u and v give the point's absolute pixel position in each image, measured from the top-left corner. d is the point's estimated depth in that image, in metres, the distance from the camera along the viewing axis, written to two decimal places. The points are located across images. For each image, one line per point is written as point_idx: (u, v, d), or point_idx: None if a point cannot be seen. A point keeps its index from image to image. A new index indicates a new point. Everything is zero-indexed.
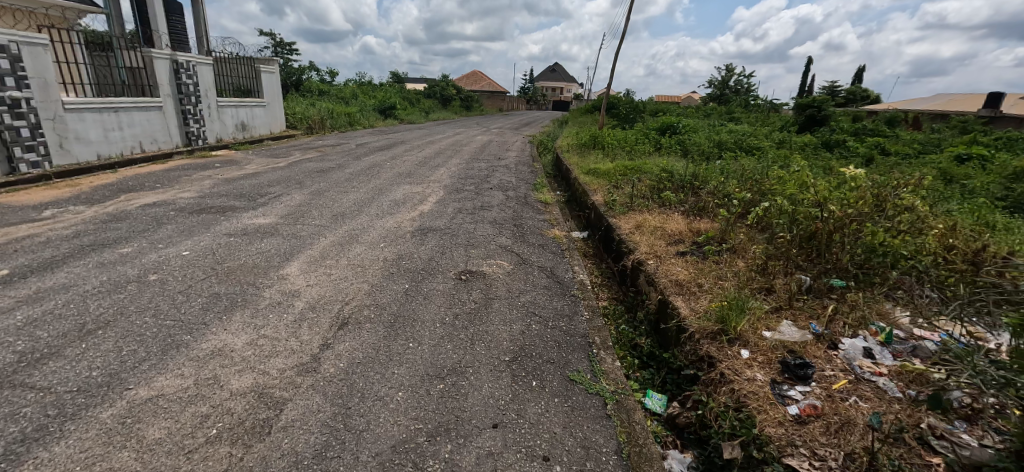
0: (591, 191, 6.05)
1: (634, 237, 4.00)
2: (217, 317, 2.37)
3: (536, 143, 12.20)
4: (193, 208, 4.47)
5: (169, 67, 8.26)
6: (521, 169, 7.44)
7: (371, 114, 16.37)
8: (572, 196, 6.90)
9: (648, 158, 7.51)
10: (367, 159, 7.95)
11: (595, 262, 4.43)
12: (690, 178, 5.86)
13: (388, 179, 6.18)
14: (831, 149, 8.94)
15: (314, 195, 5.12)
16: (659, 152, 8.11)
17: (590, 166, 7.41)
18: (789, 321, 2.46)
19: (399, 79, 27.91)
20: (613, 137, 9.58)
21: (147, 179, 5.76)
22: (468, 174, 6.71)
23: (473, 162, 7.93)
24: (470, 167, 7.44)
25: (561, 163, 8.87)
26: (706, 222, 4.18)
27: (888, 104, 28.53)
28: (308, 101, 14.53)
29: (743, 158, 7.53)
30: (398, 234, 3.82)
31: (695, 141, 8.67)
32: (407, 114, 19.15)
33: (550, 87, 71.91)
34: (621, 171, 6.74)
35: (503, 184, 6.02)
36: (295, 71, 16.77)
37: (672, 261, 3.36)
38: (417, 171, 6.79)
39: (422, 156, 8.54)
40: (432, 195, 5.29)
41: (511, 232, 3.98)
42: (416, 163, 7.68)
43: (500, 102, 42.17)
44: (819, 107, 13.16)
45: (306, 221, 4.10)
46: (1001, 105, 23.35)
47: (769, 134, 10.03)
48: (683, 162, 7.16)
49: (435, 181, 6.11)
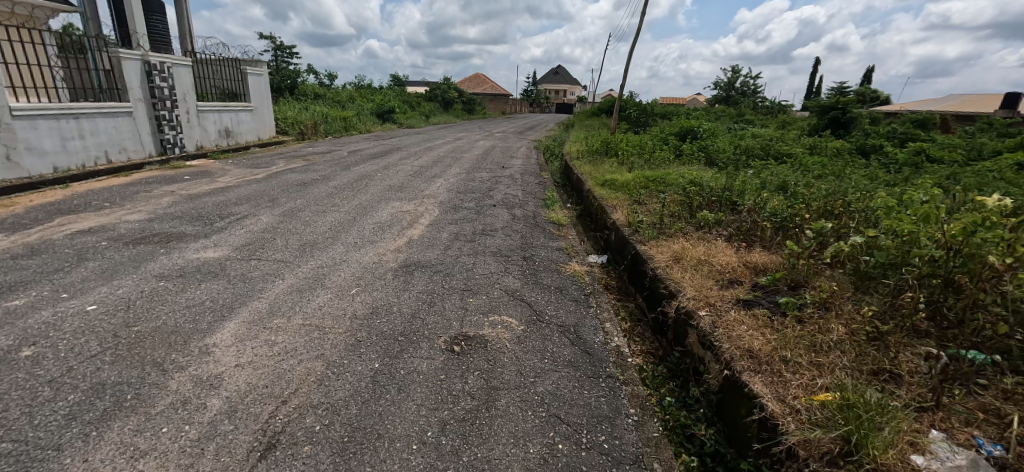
0: (609, 206, 5.24)
1: (675, 275, 3.18)
2: (80, 437, 1.57)
3: (542, 148, 11.40)
4: (134, 235, 3.70)
5: (141, 68, 7.51)
6: (528, 180, 6.64)
7: (368, 118, 15.63)
8: (586, 210, 6.08)
9: (670, 168, 6.68)
10: (356, 169, 7.16)
11: (622, 302, 3.62)
12: (726, 193, 5.04)
13: (376, 194, 5.38)
14: (869, 157, 8.09)
15: (285, 216, 4.34)
16: (681, 161, 7.29)
17: (605, 176, 6.59)
18: (943, 434, 1.65)
19: (399, 81, 27.25)
20: (628, 142, 8.75)
21: (98, 196, 5.00)
22: (468, 187, 5.90)
23: (474, 172, 7.13)
24: (470, 177, 6.64)
25: (571, 172, 8.06)
26: (761, 253, 3.37)
27: (902, 105, 27.69)
28: (301, 105, 13.78)
29: (777, 167, 6.70)
30: (376, 273, 3.03)
31: (718, 147, 7.85)
32: (407, 117, 18.42)
33: (553, 90, 71.31)
34: (642, 183, 5.91)
35: (508, 200, 5.22)
36: (288, 73, 16.02)
37: (735, 315, 2.54)
38: (410, 184, 5.99)
39: (418, 164, 7.76)
40: (425, 215, 4.49)
41: (520, 268, 3.16)
42: (410, 173, 6.89)
43: (502, 104, 41.41)
44: (844, 109, 12.29)
45: (265, 254, 3.31)
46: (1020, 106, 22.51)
47: (797, 139, 9.21)
48: (712, 173, 6.33)
49: (430, 196, 5.32)
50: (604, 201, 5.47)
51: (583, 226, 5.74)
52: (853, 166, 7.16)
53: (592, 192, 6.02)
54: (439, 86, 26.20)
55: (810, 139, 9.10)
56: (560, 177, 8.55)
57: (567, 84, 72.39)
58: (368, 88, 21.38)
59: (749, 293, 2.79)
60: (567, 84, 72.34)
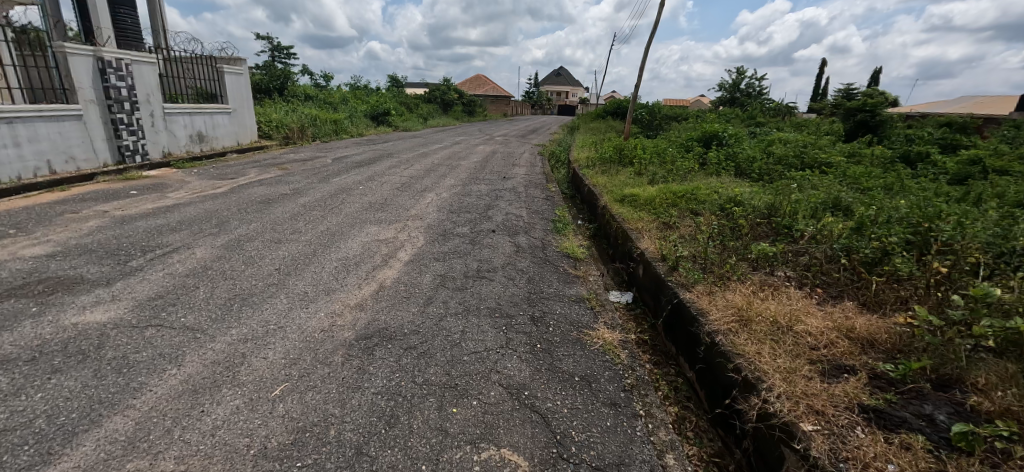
0: (634, 230, 4.31)
1: (747, 349, 2.24)
2: None
3: (546, 154, 10.47)
4: (15, 281, 2.80)
5: (93, 66, 6.59)
6: (533, 193, 5.72)
7: (362, 120, 14.74)
8: (603, 232, 5.17)
9: (698, 180, 5.75)
10: (335, 180, 6.24)
11: (664, 374, 2.68)
12: (779, 219, 4.11)
13: (351, 214, 4.46)
14: (917, 167, 7.19)
15: (227, 248, 3.42)
16: (708, 171, 6.36)
17: (623, 189, 5.67)
18: None
19: (396, 82, 26.38)
20: (642, 148, 7.82)
21: (9, 220, 4.09)
22: (463, 205, 4.97)
23: (470, 184, 6.20)
24: (466, 192, 5.71)
25: (581, 182, 7.12)
26: (861, 317, 2.44)
27: (914, 107, 26.77)
28: (288, 107, 12.89)
29: (822, 181, 5.78)
30: (320, 351, 2.09)
31: (748, 154, 6.92)
32: (403, 119, 17.53)
33: (555, 91, 70.48)
34: (668, 198, 4.98)
35: (510, 222, 4.30)
36: (276, 73, 15.14)
37: (872, 444, 1.60)
38: (394, 201, 5.07)
39: (408, 174, 6.84)
40: (405, 246, 3.56)
41: (527, 340, 2.22)
42: (397, 186, 5.96)
43: (504, 106, 40.56)
44: (873, 112, 11.38)
45: (172, 317, 2.38)
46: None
47: (831, 144, 8.27)
48: (749, 187, 5.40)
49: (416, 218, 4.39)
50: (625, 223, 4.53)
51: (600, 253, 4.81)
52: (905, 180, 6.25)
53: (609, 210, 5.08)
54: (438, 86, 25.31)
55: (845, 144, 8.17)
56: (569, 189, 7.62)
57: (569, 85, 71.57)
58: (363, 89, 20.48)
59: (875, 395, 1.85)
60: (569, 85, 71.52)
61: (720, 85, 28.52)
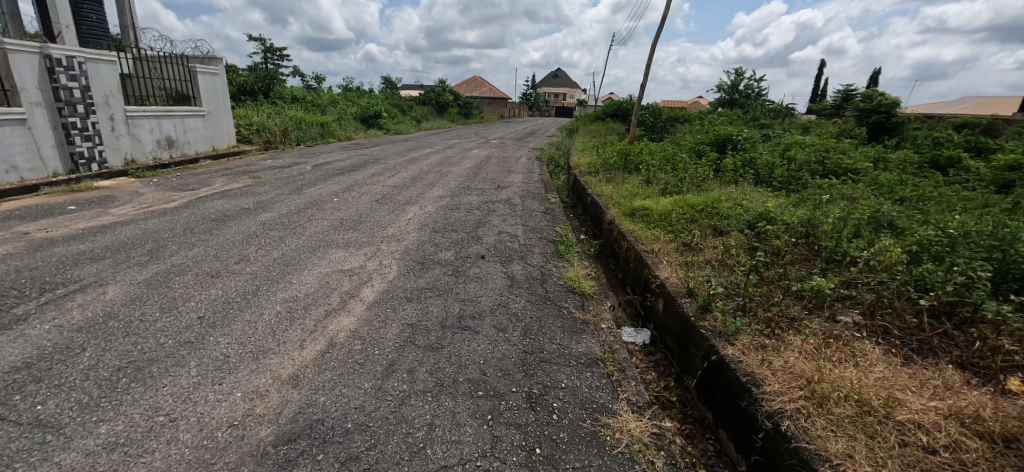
0: (650, 254, 3.65)
1: (834, 449, 1.58)
2: None
3: (545, 158, 9.82)
4: None
5: (39, 64, 5.89)
6: (530, 206, 5.06)
7: (351, 123, 14.08)
8: (612, 252, 4.52)
9: (716, 190, 5.11)
10: (309, 190, 5.55)
11: (706, 462, 2.01)
12: (824, 243, 3.46)
13: (316, 234, 3.79)
14: (952, 173, 6.60)
15: (149, 286, 2.74)
16: (725, 179, 5.73)
17: (632, 201, 5.02)
18: None
19: (391, 83, 25.75)
20: (650, 153, 7.17)
21: None
22: (449, 221, 4.30)
23: (460, 195, 5.53)
24: (454, 204, 5.04)
25: (583, 191, 6.46)
26: (982, 397, 1.78)
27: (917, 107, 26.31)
28: (272, 109, 12.22)
29: (856, 191, 5.16)
30: (216, 469, 1.42)
31: (768, 160, 6.28)
32: (395, 122, 16.87)
33: (552, 93, 69.91)
34: (687, 212, 4.33)
35: (504, 244, 3.63)
36: (262, 74, 14.45)
37: None
38: (371, 217, 4.39)
39: (392, 183, 6.17)
40: (373, 279, 2.89)
41: (522, 442, 1.55)
42: (378, 197, 5.29)
43: (501, 108, 39.93)
44: (888, 113, 10.88)
45: (24, 404, 1.70)
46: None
47: (854, 147, 7.64)
48: (776, 199, 4.77)
49: (393, 240, 3.71)
50: (639, 244, 3.87)
51: (609, 278, 4.15)
52: (944, 189, 5.66)
53: (618, 226, 4.42)
54: (433, 88, 24.67)
55: (867, 147, 7.57)
56: (570, 199, 6.97)
57: (567, 87, 71.13)
58: (354, 91, 19.80)
59: None
60: (567, 87, 71.08)
61: (719, 86, 28.02)
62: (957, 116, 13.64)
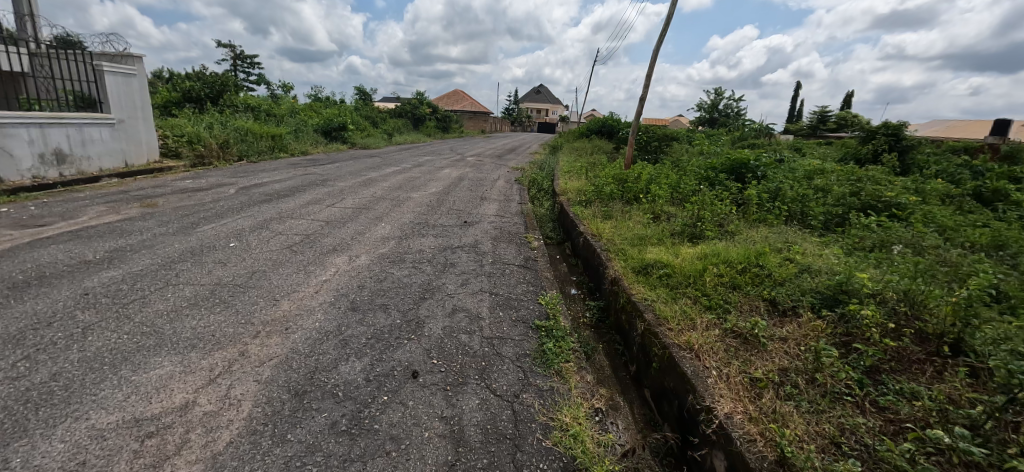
0: (687, 353, 2.33)
1: None
2: None
3: (526, 180, 8.52)
4: None
5: None
6: (505, 254, 3.71)
7: (311, 135, 12.59)
8: (618, 325, 3.20)
9: (748, 237, 3.89)
10: (205, 228, 4.09)
11: None
12: (956, 356, 2.24)
13: (155, 320, 2.34)
14: (1004, 205, 5.58)
15: None
16: (751, 219, 4.55)
17: (642, 249, 3.73)
18: None
19: (363, 92, 24.37)
20: (649, 177, 5.97)
21: None
22: (382, 285, 2.90)
23: (413, 234, 4.15)
24: (400, 250, 3.65)
25: (574, 226, 5.16)
26: None
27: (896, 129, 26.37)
28: (215, 118, 10.66)
29: (924, 236, 4.01)
30: None
31: (798, 191, 5.11)
32: (364, 135, 15.46)
33: (534, 109, 69.61)
34: (724, 271, 3.06)
35: (456, 340, 2.25)
36: (210, 80, 12.87)
37: None
38: (267, 277, 2.97)
39: (327, 214, 4.74)
40: (186, 451, 1.48)
41: None
42: (297, 237, 3.87)
43: (483, 123, 38.87)
44: (897, 135, 10.07)
45: None
46: (1016, 129, 21.27)
47: (885, 173, 6.56)
48: (832, 251, 3.57)
49: (277, 329, 2.30)
50: (664, 330, 2.56)
51: (615, 374, 2.82)
52: (1017, 232, 4.57)
53: (627, 290, 3.11)
54: (410, 100, 23.32)
55: (900, 175, 6.50)
56: (555, 236, 5.67)
57: (550, 102, 70.87)
58: (321, 101, 18.28)
59: None
60: (549, 102, 70.80)
61: (701, 105, 27.69)
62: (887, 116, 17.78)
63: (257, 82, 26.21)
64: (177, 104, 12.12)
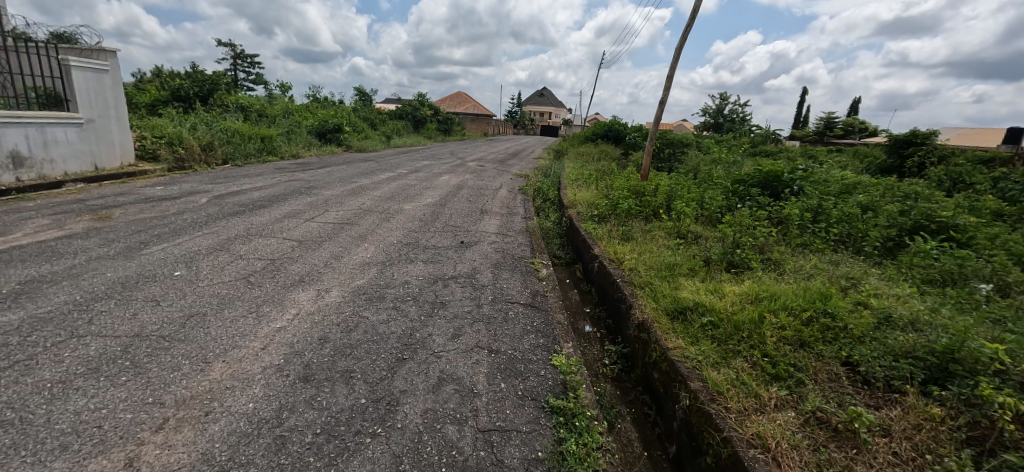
0: (760, 454, 1.69)
1: None
2: None
3: (529, 189, 7.88)
4: None
5: None
6: (507, 287, 3.07)
7: (304, 136, 11.99)
8: (649, 385, 2.54)
9: (799, 271, 3.24)
10: (154, 250, 3.46)
11: None
12: None
13: (28, 399, 1.71)
14: None
15: None
16: (794, 244, 3.90)
17: (673, 284, 3.08)
18: None
19: (362, 92, 23.80)
20: (669, 190, 5.33)
21: None
22: (349, 336, 2.26)
23: (399, 259, 3.51)
24: (381, 281, 3.01)
25: (586, 247, 4.52)
26: None
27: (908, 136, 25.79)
28: (202, 118, 10.09)
29: (1008, 269, 3.35)
30: None
31: (843, 210, 4.46)
32: (361, 136, 14.86)
33: (537, 112, 69.09)
34: (787, 323, 2.40)
35: (440, 435, 1.61)
36: (200, 79, 12.31)
37: None
38: (204, 324, 2.33)
39: (303, 232, 4.11)
40: None
41: None
42: (259, 264, 3.23)
43: (485, 126, 38.30)
44: (926, 145, 9.48)
45: None
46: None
47: (930, 187, 5.91)
48: (907, 291, 2.91)
49: (193, 416, 1.66)
50: (720, 410, 1.91)
51: (648, 456, 2.17)
52: None
53: (661, 343, 2.45)
54: (410, 101, 22.75)
55: (946, 190, 5.86)
56: (564, 256, 5.03)
57: (553, 105, 70.35)
58: (318, 101, 17.71)
59: None
60: (552, 105, 70.27)
61: (708, 110, 27.14)
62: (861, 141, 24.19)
63: (256, 81, 25.70)
64: (164, 103, 11.54)
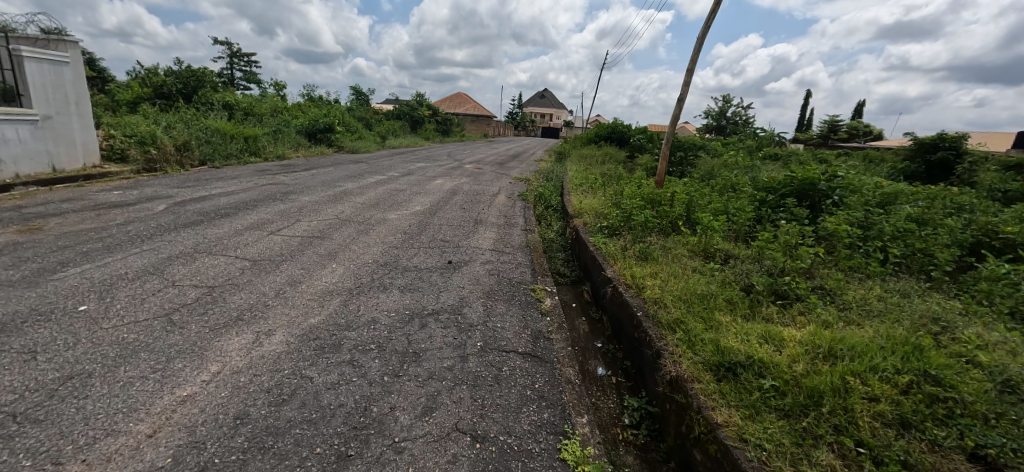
0: None
1: None
2: None
3: (531, 194, 7.24)
4: None
5: None
6: (501, 326, 2.42)
7: (292, 136, 11.36)
8: (688, 468, 1.89)
9: (865, 309, 2.61)
10: (70, 273, 2.83)
11: None
12: None
13: None
14: None
15: None
16: (846, 267, 3.26)
17: (711, 324, 2.44)
18: None
19: (359, 92, 23.20)
20: (688, 198, 4.70)
21: None
22: (278, 414, 1.62)
23: (370, 284, 2.87)
24: (341, 318, 2.37)
25: (595, 266, 3.88)
26: None
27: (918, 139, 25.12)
28: (183, 115, 9.48)
29: None
30: None
31: (896, 225, 3.82)
32: (354, 137, 14.24)
33: (538, 114, 68.50)
34: (878, 391, 1.76)
35: None
36: (184, 75, 11.70)
37: None
38: (81, 393, 1.69)
39: (262, 248, 3.47)
40: None
41: None
42: (192, 293, 2.59)
43: (485, 127, 37.70)
44: (956, 149, 8.80)
45: None
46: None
47: (980, 196, 5.25)
48: (1012, 336, 2.28)
49: None
50: None
51: None
52: None
53: (707, 414, 1.81)
54: (408, 101, 22.16)
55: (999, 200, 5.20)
56: (569, 275, 4.39)
57: (554, 106, 69.71)
58: (311, 100, 17.08)
59: None
60: (553, 106, 69.61)
61: (713, 112, 26.52)
62: (858, 145, 26.80)
63: (251, 79, 25.11)
64: (144, 100, 10.92)
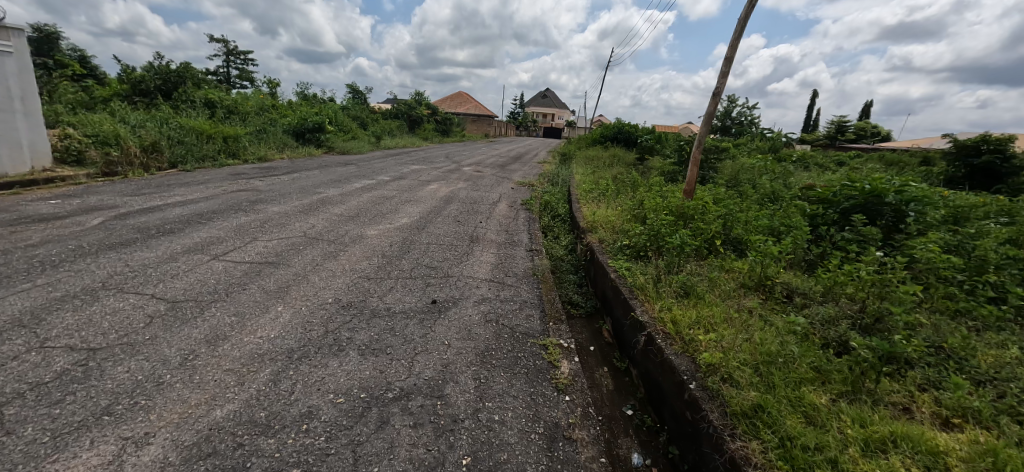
0: None
1: None
2: None
3: (535, 201, 6.46)
4: None
5: None
6: (499, 417, 1.64)
7: (279, 135, 10.59)
8: None
9: (1017, 389, 1.83)
10: None
11: None
12: None
13: None
14: None
15: None
16: (952, 312, 2.49)
17: (806, 416, 1.67)
18: None
19: (356, 90, 22.47)
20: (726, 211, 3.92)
21: None
22: None
23: (320, 341, 2.08)
24: (261, 409, 1.60)
25: (618, 300, 3.11)
26: None
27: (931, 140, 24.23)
28: (156, 113, 8.71)
29: None
30: None
31: (1000, 251, 3.01)
32: (348, 136, 13.49)
33: (540, 113, 67.69)
34: None
35: None
36: (163, 71, 10.94)
37: None
38: None
39: (192, 281, 2.69)
40: None
41: None
42: (60, 363, 1.82)
43: (485, 126, 36.93)
44: (1003, 151, 7.97)
45: None
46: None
47: None
48: None
49: None
50: None
51: None
52: None
53: None
54: (406, 101, 21.41)
55: None
56: (584, 306, 3.61)
57: (556, 106, 68.80)
58: (305, 98, 16.33)
59: None
60: (555, 106, 68.78)
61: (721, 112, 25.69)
62: (871, 145, 25.96)
63: (245, 77, 24.38)
64: (119, 97, 10.16)
